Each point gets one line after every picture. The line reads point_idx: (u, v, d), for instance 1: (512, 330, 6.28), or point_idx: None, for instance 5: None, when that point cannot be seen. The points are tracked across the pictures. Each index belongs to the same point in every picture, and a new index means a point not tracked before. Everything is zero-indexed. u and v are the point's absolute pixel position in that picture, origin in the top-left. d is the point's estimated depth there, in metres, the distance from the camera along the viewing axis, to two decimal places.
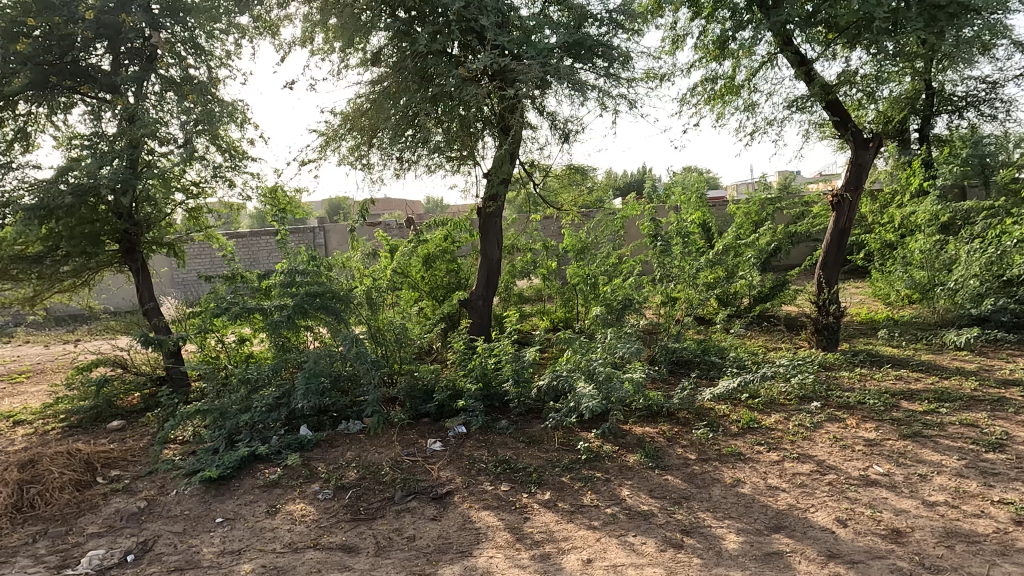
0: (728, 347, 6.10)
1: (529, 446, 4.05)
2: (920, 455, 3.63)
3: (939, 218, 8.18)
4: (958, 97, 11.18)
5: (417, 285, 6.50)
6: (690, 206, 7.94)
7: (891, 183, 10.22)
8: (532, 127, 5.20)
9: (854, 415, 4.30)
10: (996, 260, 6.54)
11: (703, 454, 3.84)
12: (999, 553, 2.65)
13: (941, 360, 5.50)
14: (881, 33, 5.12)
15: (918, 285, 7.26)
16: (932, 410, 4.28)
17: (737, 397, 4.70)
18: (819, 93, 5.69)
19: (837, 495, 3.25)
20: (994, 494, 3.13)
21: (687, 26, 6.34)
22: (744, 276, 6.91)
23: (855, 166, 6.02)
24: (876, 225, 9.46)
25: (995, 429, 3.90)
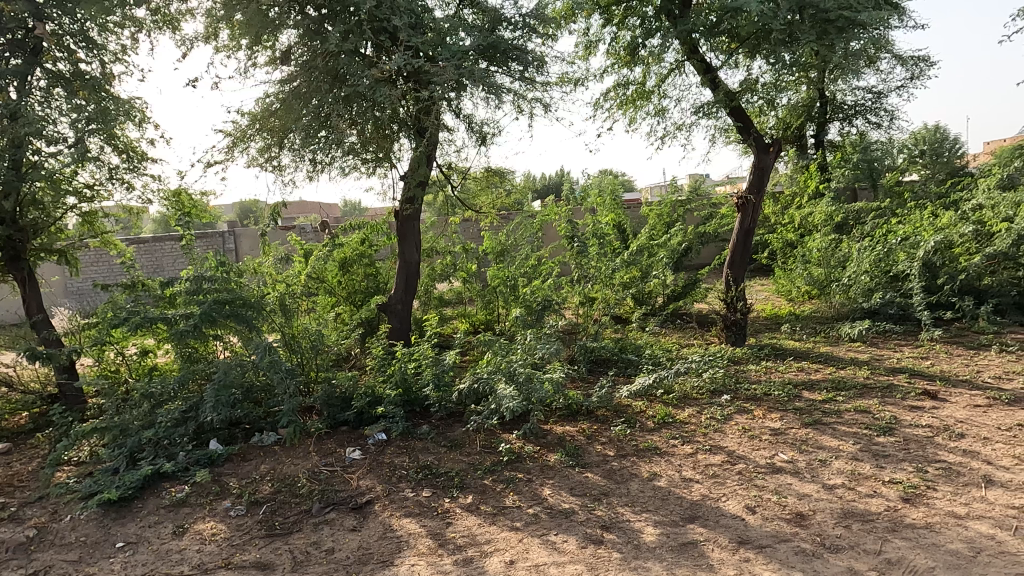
0: (644, 345, 6.29)
1: (451, 450, 4.02)
2: (820, 442, 3.85)
3: (834, 219, 8.75)
4: (848, 106, 12.07)
5: (334, 289, 6.28)
6: (605, 208, 8.15)
7: (792, 187, 10.86)
8: (449, 130, 5.17)
9: (761, 407, 4.52)
10: (883, 257, 7.11)
11: (621, 450, 3.93)
12: (890, 529, 2.86)
13: (837, 352, 5.89)
14: (779, 45, 5.40)
15: (816, 282, 7.75)
16: (831, 398, 4.56)
17: (653, 393, 4.85)
18: (724, 99, 5.98)
19: (746, 483, 3.40)
20: (885, 475, 3.37)
21: (599, 32, 6.49)
22: (658, 275, 7.15)
23: (758, 169, 6.33)
24: (778, 225, 10.02)
25: (885, 414, 4.20)
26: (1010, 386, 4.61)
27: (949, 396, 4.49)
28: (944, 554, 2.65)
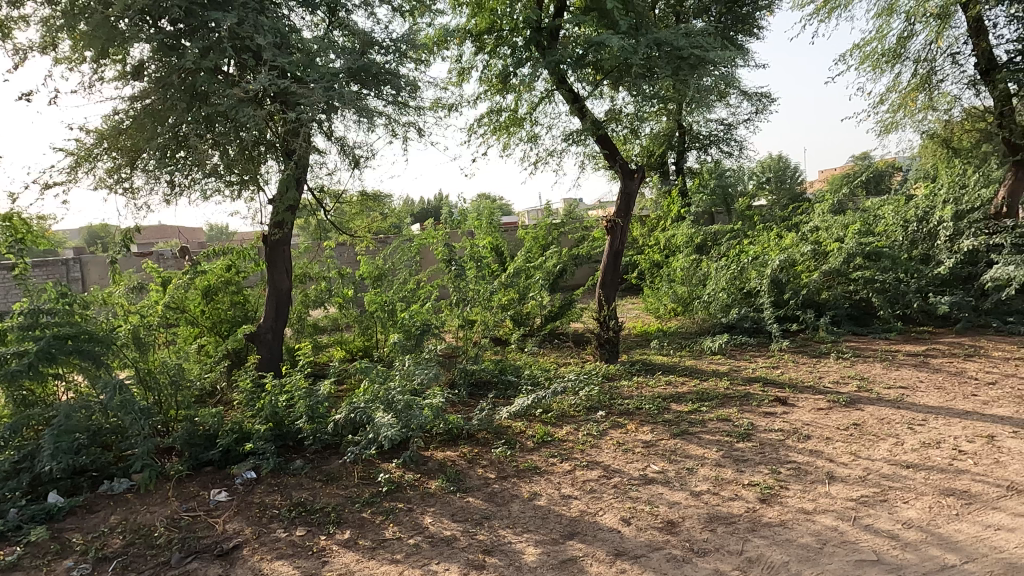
0: (523, 366, 6.39)
1: (327, 484, 3.86)
2: (687, 451, 4.08)
3: (694, 241, 9.40)
4: (704, 136, 13.09)
5: (196, 320, 5.87)
6: (483, 231, 8.26)
7: (656, 210, 11.55)
8: (320, 152, 5.03)
9: (634, 420, 4.71)
10: (738, 275, 7.71)
11: (502, 472, 3.95)
12: (750, 529, 3.06)
13: (701, 364, 6.29)
14: (639, 78, 5.76)
15: (681, 299, 8.26)
16: (695, 409, 4.85)
17: (532, 413, 4.92)
18: (591, 127, 6.28)
19: (621, 495, 3.53)
20: (745, 478, 3.62)
21: (471, 59, 6.61)
22: (535, 296, 7.32)
23: (624, 195, 6.66)
24: (645, 246, 10.59)
25: (743, 421, 4.53)
26: (846, 389, 5.14)
27: (797, 401, 4.93)
28: (796, 548, 2.87)
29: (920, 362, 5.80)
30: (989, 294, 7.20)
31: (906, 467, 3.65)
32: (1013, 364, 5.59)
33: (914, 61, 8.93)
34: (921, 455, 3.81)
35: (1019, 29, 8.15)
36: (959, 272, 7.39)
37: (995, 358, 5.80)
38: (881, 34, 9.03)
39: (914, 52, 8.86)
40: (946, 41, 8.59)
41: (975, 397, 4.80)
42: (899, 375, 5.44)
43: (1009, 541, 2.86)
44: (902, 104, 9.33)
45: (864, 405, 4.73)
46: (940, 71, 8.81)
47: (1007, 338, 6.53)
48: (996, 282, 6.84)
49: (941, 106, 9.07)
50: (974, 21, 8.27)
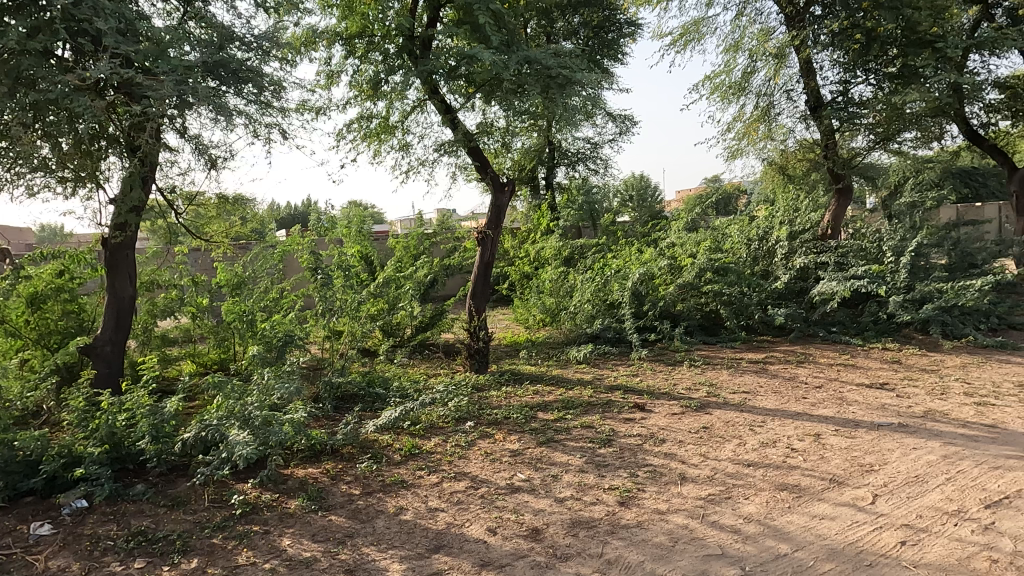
0: (391, 377, 6.27)
1: (171, 510, 3.55)
2: (552, 458, 4.18)
3: (562, 254, 9.74)
4: (573, 153, 13.64)
5: (19, 332, 5.30)
6: (352, 239, 8.03)
7: (527, 223, 11.84)
8: (171, 150, 4.67)
9: (502, 430, 4.77)
10: (602, 288, 8.08)
11: (367, 488, 3.83)
12: (610, 532, 3.19)
13: (567, 373, 6.49)
14: (510, 93, 5.89)
15: (549, 310, 8.51)
16: (561, 417, 4.99)
17: (400, 426, 4.83)
18: (462, 139, 6.32)
19: (488, 506, 3.54)
20: (606, 482, 3.77)
21: (341, 63, 6.44)
22: (405, 307, 7.22)
23: (495, 207, 6.75)
24: (516, 258, 10.80)
25: (605, 427, 4.72)
26: (697, 394, 5.52)
27: (653, 406, 5.22)
28: (651, 547, 3.03)
29: (760, 369, 6.36)
30: (817, 307, 8.04)
31: (747, 466, 3.97)
32: (836, 369, 6.28)
33: (756, 94, 9.84)
34: (760, 454, 4.16)
35: (840, 72, 9.20)
36: (793, 287, 8.20)
37: (821, 364, 6.49)
38: (728, 68, 9.87)
39: (755, 86, 9.77)
40: (782, 79, 9.55)
41: (804, 400, 5.33)
42: (742, 381, 5.92)
43: (831, 528, 3.19)
44: (746, 133, 10.24)
45: (712, 409, 5.10)
46: (777, 105, 9.78)
47: (831, 346, 7.33)
48: (823, 296, 7.69)
49: (778, 137, 10.04)
50: (805, 62, 9.27)
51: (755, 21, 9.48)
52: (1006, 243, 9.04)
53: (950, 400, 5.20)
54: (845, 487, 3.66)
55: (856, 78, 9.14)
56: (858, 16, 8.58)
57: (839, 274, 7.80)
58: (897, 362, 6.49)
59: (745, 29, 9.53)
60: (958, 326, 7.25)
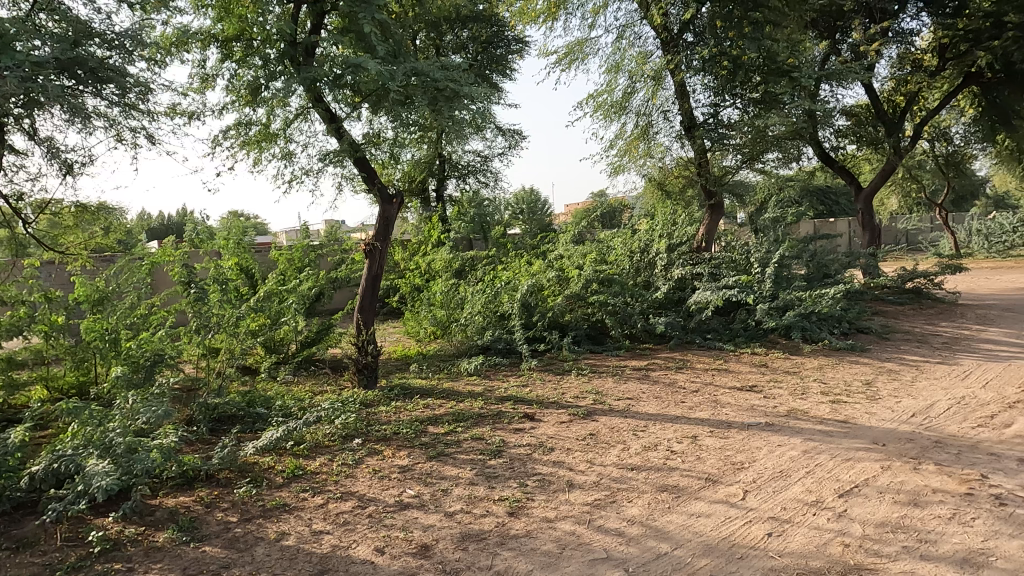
0: (273, 396, 5.97)
1: (16, 553, 3.19)
2: (442, 472, 4.14)
3: (452, 266, 9.74)
4: (463, 165, 13.75)
5: None
6: (230, 251, 7.61)
7: (417, 235, 11.73)
8: (16, 153, 4.23)
9: (391, 446, 4.67)
10: (492, 299, 8.13)
11: (245, 514, 3.63)
12: (499, 543, 3.20)
13: (457, 386, 6.45)
14: (398, 104, 5.84)
15: (440, 323, 8.46)
16: (451, 430, 4.96)
17: (282, 446, 4.61)
18: (348, 149, 6.19)
19: (376, 525, 3.45)
20: (496, 494, 3.78)
21: (217, 66, 6.13)
22: (289, 322, 6.90)
23: (383, 219, 6.61)
24: (406, 270, 10.66)
25: (496, 438, 4.74)
26: (584, 402, 5.68)
27: (543, 415, 5.31)
28: (539, 556, 3.07)
29: (643, 375, 6.64)
30: (694, 315, 8.50)
31: (631, 469, 4.13)
32: (711, 374, 6.68)
33: (636, 114, 10.34)
34: (642, 457, 4.34)
35: (711, 96, 9.85)
36: (672, 296, 8.64)
37: (698, 369, 6.87)
38: (610, 87, 10.30)
39: (635, 106, 10.26)
40: (659, 100, 10.08)
41: (683, 404, 5.62)
42: (627, 388, 6.15)
43: (707, 525, 3.37)
44: (627, 150, 10.73)
45: (598, 416, 5.26)
46: (655, 125, 10.33)
47: (707, 352, 7.79)
48: (699, 304, 8.15)
49: (657, 154, 10.57)
50: (679, 86, 9.83)
51: (634, 45, 9.97)
52: (854, 254, 10.00)
53: (809, 399, 5.67)
54: (719, 485, 3.88)
55: (724, 102, 9.81)
56: (725, 44, 9.21)
57: (713, 285, 8.31)
58: (764, 365, 6.99)
59: (625, 51, 10.00)
60: (816, 330, 7.93)
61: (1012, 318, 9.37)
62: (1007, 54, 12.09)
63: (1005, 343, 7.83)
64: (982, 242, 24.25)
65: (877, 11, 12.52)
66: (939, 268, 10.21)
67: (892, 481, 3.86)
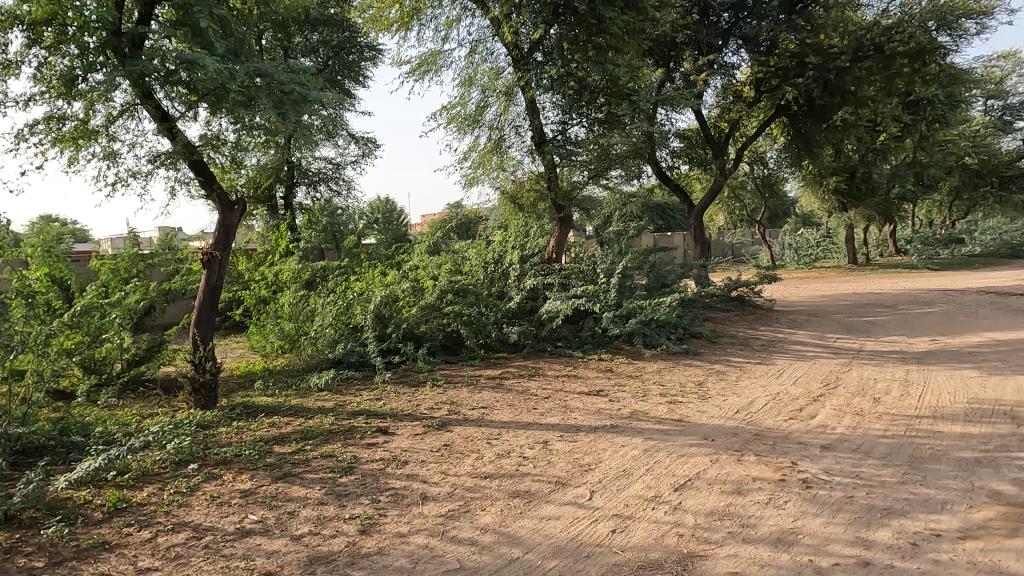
0: (92, 422, 5.35)
1: None
2: (289, 494, 3.93)
3: (302, 277, 9.33)
4: (313, 173, 13.33)
5: None
6: (39, 260, 6.74)
7: (263, 245, 11.10)
8: None
9: (231, 470, 4.36)
10: (344, 311, 7.87)
11: (55, 557, 3.21)
12: (350, 563, 3.09)
13: (306, 402, 6.16)
14: (239, 106, 5.52)
15: (288, 336, 8.04)
16: (299, 449, 4.73)
17: (102, 477, 4.14)
18: (182, 150, 5.74)
19: (213, 556, 3.20)
20: (346, 512, 3.66)
21: (22, 52, 5.44)
22: (113, 338, 6.23)
23: (223, 227, 6.14)
24: (251, 281, 10.05)
25: (347, 455, 4.58)
26: (438, 413, 5.66)
27: (396, 429, 5.22)
28: (392, 572, 3.00)
29: (497, 384, 6.75)
30: (545, 323, 8.78)
31: (484, 478, 4.17)
32: (561, 380, 6.93)
33: (488, 127, 10.57)
34: (495, 465, 4.40)
35: (560, 113, 10.29)
36: (525, 306, 8.87)
37: (549, 376, 7.11)
38: (463, 100, 10.44)
39: (488, 120, 10.48)
40: (510, 115, 10.37)
41: (535, 410, 5.79)
42: (481, 397, 6.22)
43: (557, 527, 3.49)
44: (481, 163, 10.91)
45: (453, 427, 5.27)
46: (507, 139, 10.62)
47: (558, 359, 8.08)
48: (550, 313, 8.42)
49: (509, 168, 10.83)
50: (530, 102, 10.16)
51: (486, 60, 10.19)
52: (688, 266, 10.88)
53: (649, 401, 6.07)
54: (567, 487, 4.03)
55: (572, 120, 10.26)
56: (572, 65, 9.79)
57: (562, 294, 8.65)
58: (610, 370, 7.38)
59: (477, 66, 10.18)
60: (655, 336, 8.51)
61: (816, 322, 10.66)
62: (809, 90, 13.80)
63: (811, 344, 8.89)
64: (792, 255, 27.40)
65: (704, 44, 13.78)
66: (758, 278, 11.37)
67: (719, 472, 4.23)
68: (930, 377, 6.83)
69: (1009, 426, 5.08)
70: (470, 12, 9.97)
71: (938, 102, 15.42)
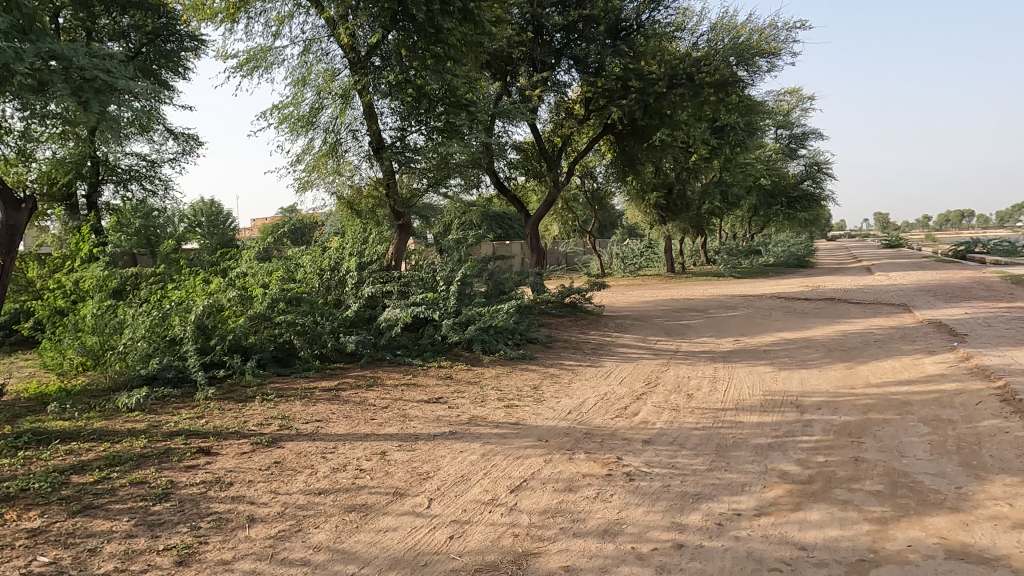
0: None
1: None
2: (89, 529, 3.50)
3: (108, 285, 8.19)
4: (123, 170, 12.41)
5: None
6: None
7: (60, 248, 9.83)
8: None
9: (15, 507, 3.78)
10: (159, 322, 7.14)
11: None
12: None
13: (113, 425, 5.51)
14: (26, 90, 4.84)
15: (90, 352, 7.02)
16: (103, 477, 4.23)
17: None
18: None
19: None
20: (160, 543, 3.33)
21: None
22: None
23: (7, 228, 5.35)
24: (44, 290, 8.85)
25: (161, 480, 4.17)
26: (268, 429, 5.33)
27: (220, 448, 4.84)
28: None
29: (333, 396, 6.51)
30: (384, 332, 8.62)
31: (318, 494, 4.00)
32: (400, 389, 6.84)
33: (323, 130, 10.23)
34: (331, 480, 4.24)
35: (398, 119, 10.14)
36: (363, 314, 8.66)
37: (388, 386, 6.99)
38: (296, 100, 10.00)
39: (323, 123, 10.14)
40: (347, 119, 10.10)
41: (373, 421, 5.66)
42: (315, 410, 5.96)
43: (394, 538, 3.44)
44: (316, 166, 10.50)
45: (284, 443, 5.00)
46: (344, 143, 10.33)
47: (397, 368, 7.97)
48: (389, 321, 8.29)
49: (346, 173, 10.52)
50: (367, 107, 9.94)
51: (320, 60, 9.85)
52: (524, 274, 11.27)
53: (487, 406, 6.19)
54: (405, 497, 3.99)
55: (410, 127, 10.15)
56: (410, 73, 9.79)
57: (402, 302, 8.57)
58: (449, 377, 7.42)
59: (311, 66, 9.82)
60: (493, 342, 8.71)
61: (639, 326, 11.51)
62: (631, 112, 14.91)
63: (635, 346, 9.59)
64: (620, 264, 29.38)
65: (538, 62, 14.46)
66: (589, 285, 12.06)
67: (552, 471, 4.41)
68: (733, 373, 7.65)
69: (795, 413, 5.84)
70: (303, 10, 9.59)
71: (739, 129, 17.42)
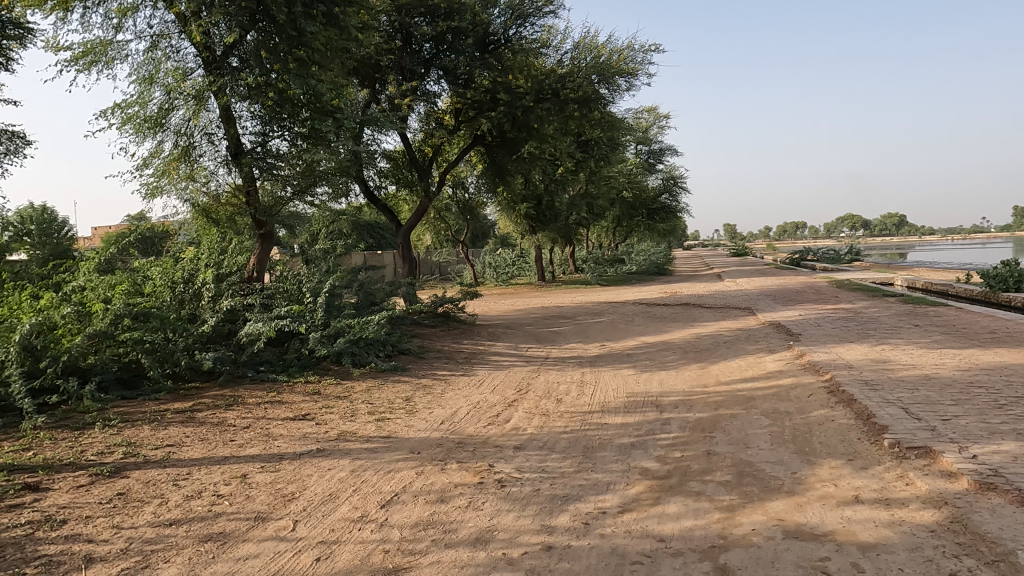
0: None
1: None
2: None
3: None
4: None
5: None
6: None
7: None
8: None
9: None
10: None
11: None
12: None
13: None
14: None
15: None
16: None
17: None
18: None
19: None
20: None
21: None
22: None
23: None
24: None
25: None
26: (111, 458, 4.85)
27: (51, 483, 4.33)
28: None
29: (187, 418, 6.04)
30: (245, 348, 8.14)
31: (168, 526, 3.69)
32: (262, 408, 6.49)
33: (174, 133, 9.53)
34: (183, 509, 3.93)
35: (258, 124, 9.66)
36: (221, 329, 8.15)
37: (249, 405, 6.59)
38: (142, 99, 9.25)
39: (173, 125, 9.44)
40: (201, 121, 9.48)
41: (232, 442, 5.32)
42: (166, 434, 5.51)
43: (255, 566, 3.26)
44: (165, 171, 9.73)
45: (130, 472, 4.57)
46: (198, 148, 9.67)
47: (260, 385, 7.54)
48: (250, 336, 7.83)
49: (200, 179, 9.89)
50: (224, 110, 9.40)
51: (170, 58, 9.17)
52: (396, 284, 11.12)
53: (357, 420, 6.03)
54: (268, 521, 3.78)
55: (272, 132, 9.72)
56: (270, 76, 9.21)
57: (264, 316, 8.16)
58: (317, 393, 7.14)
59: (160, 63, 9.12)
60: (364, 354, 8.51)
61: (511, 333, 11.72)
62: (501, 124, 15.10)
63: (507, 354, 9.74)
64: (493, 274, 29.81)
65: (406, 71, 14.34)
66: (461, 295, 12.10)
67: (423, 484, 4.37)
68: (599, 377, 7.98)
69: (655, 413, 6.20)
70: (148, 3, 8.89)
71: (603, 144, 18.31)
